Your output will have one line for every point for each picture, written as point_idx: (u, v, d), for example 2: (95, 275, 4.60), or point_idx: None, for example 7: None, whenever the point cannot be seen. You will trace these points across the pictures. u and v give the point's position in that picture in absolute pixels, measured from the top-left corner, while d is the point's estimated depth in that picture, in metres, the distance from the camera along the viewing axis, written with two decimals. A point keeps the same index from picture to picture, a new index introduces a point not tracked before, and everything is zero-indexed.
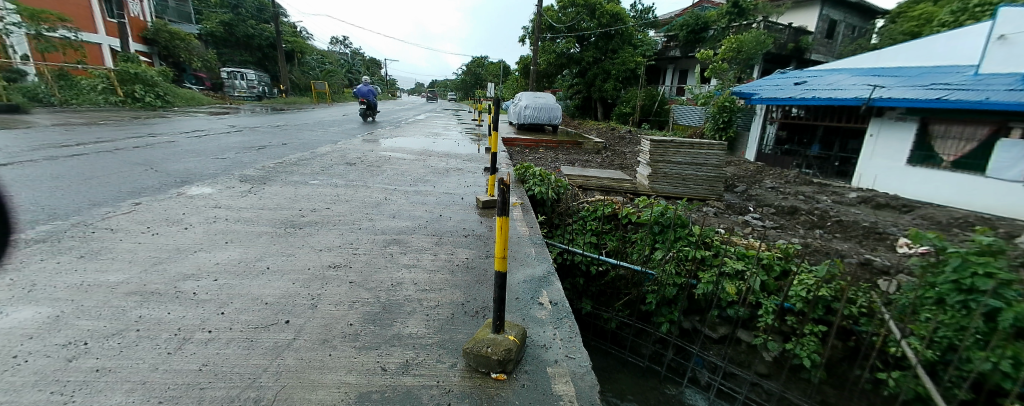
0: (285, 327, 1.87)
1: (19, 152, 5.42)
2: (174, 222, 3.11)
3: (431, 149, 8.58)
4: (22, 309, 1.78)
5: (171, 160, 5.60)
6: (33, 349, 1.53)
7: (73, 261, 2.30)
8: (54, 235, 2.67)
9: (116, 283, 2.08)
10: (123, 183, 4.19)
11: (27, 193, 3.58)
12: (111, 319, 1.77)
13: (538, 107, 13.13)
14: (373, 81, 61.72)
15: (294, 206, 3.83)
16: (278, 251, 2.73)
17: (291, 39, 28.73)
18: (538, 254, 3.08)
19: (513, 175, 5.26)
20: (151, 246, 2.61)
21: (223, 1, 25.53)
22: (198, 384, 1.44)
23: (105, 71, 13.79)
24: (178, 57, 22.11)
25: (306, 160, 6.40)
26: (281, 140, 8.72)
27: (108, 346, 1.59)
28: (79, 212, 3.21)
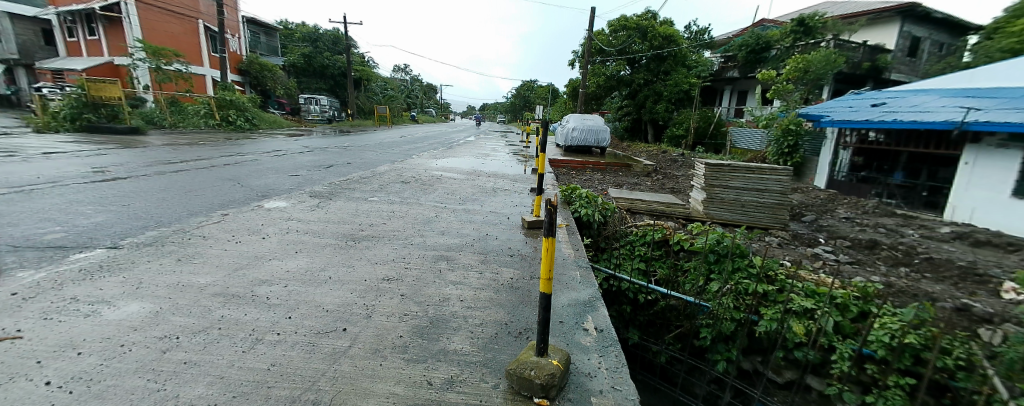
0: (342, 334, 1.99)
1: (138, 167, 6.36)
2: (254, 231, 3.46)
3: (480, 169, 8.85)
4: (130, 304, 2.05)
5: (255, 176, 6.25)
6: (139, 338, 1.77)
7: (172, 263, 2.63)
8: (159, 240, 3.08)
9: (204, 285, 2.35)
10: (215, 196, 4.75)
11: (141, 202, 4.18)
12: (200, 316, 2.00)
13: (586, 129, 13.09)
14: (428, 105, 65.01)
15: (354, 221, 4.11)
16: (339, 262, 2.94)
17: (359, 68, 31.34)
18: (584, 278, 3.02)
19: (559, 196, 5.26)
20: (235, 253, 2.92)
21: (304, 36, 28.57)
22: (266, 383, 1.58)
23: (207, 99, 15.91)
24: (265, 85, 24.94)
25: (367, 178, 6.86)
26: (346, 159, 9.45)
27: (196, 340, 1.80)
28: (178, 220, 3.67)
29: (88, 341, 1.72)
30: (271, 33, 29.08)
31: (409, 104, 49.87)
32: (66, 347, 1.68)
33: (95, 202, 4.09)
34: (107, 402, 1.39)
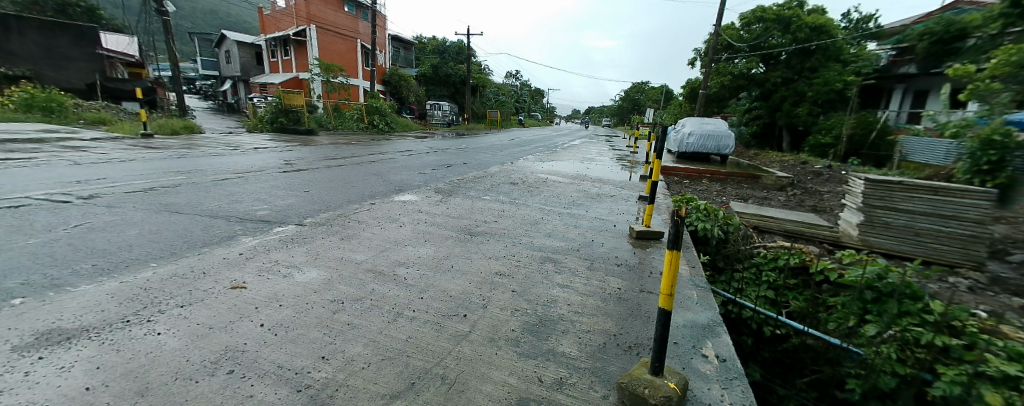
0: (463, 319, 2.19)
1: (312, 161, 7.91)
2: (393, 220, 4.02)
3: (586, 174, 8.76)
4: (310, 272, 2.58)
5: (392, 172, 7.24)
6: (316, 300, 2.22)
7: (335, 241, 3.22)
8: (326, 221, 3.80)
9: (359, 261, 2.83)
10: (363, 187, 5.64)
11: (314, 190, 5.20)
12: (357, 287, 2.41)
13: (705, 135, 11.92)
14: (535, 109, 66.73)
15: (470, 217, 4.46)
16: (458, 253, 3.23)
17: (477, 75, 33.72)
18: (702, 299, 2.78)
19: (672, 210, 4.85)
20: (380, 237, 3.44)
21: (434, 48, 31.96)
22: (405, 352, 1.83)
23: (360, 105, 18.92)
24: (401, 93, 28.53)
25: (481, 178, 7.38)
26: (462, 160, 10.28)
27: (353, 307, 2.17)
28: (340, 206, 4.47)
29: (286, 297, 2.23)
30: (408, 47, 33.14)
31: (518, 109, 51.79)
32: (271, 298, 2.19)
33: (286, 188, 5.22)
34: (298, 346, 1.79)
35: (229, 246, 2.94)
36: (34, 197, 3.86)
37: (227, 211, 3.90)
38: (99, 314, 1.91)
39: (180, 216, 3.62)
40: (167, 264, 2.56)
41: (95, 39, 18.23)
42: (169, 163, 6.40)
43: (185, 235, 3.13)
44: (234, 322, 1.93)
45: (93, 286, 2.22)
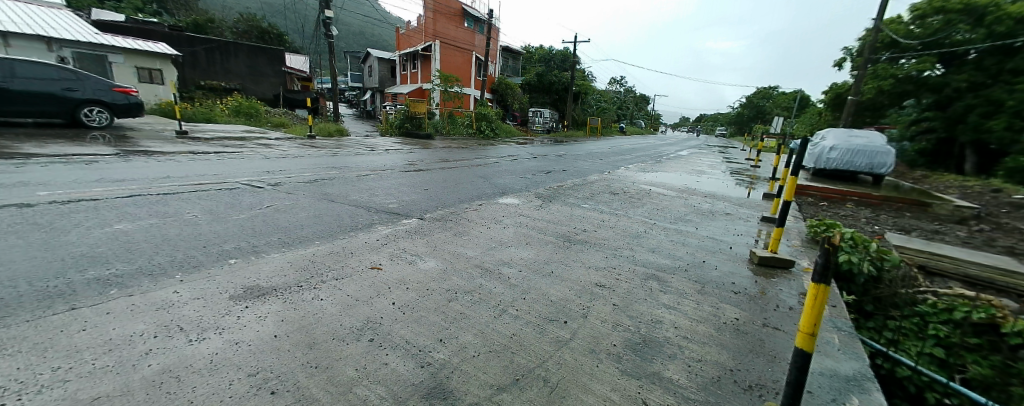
0: (564, 326, 2.22)
1: (430, 163, 8.77)
2: (498, 221, 4.24)
3: (696, 188, 8.09)
4: (428, 262, 2.89)
5: (495, 176, 7.64)
6: (435, 287, 2.49)
7: (448, 236, 3.54)
8: (440, 218, 4.18)
9: (468, 257, 3.06)
10: (471, 188, 6.05)
11: (430, 188, 5.75)
12: (467, 281, 2.62)
13: (853, 150, 9.98)
14: (638, 117, 63.70)
15: (570, 224, 4.46)
16: (559, 259, 3.27)
17: (580, 83, 33.56)
18: (847, 347, 2.34)
19: (802, 243, 4.25)
20: (486, 236, 3.66)
21: (541, 57, 32.75)
22: (508, 349, 1.92)
23: (470, 112, 20.32)
24: (506, 101, 29.85)
25: (580, 186, 7.34)
26: (562, 167, 10.32)
27: (466, 298, 2.37)
28: (454, 204, 4.88)
29: (411, 281, 2.55)
30: (516, 57, 34.62)
31: (620, 116, 49.92)
32: (399, 281, 2.53)
33: (411, 185, 5.89)
34: (420, 325, 2.03)
35: (367, 234, 3.45)
36: (240, 182, 5.02)
37: (365, 202, 4.56)
38: (280, 278, 2.44)
39: (331, 204, 4.36)
40: (323, 244, 3.12)
41: (282, 59, 22.52)
42: (322, 160, 7.72)
43: (336, 221, 3.75)
44: (372, 298, 2.28)
45: (276, 255, 2.81)
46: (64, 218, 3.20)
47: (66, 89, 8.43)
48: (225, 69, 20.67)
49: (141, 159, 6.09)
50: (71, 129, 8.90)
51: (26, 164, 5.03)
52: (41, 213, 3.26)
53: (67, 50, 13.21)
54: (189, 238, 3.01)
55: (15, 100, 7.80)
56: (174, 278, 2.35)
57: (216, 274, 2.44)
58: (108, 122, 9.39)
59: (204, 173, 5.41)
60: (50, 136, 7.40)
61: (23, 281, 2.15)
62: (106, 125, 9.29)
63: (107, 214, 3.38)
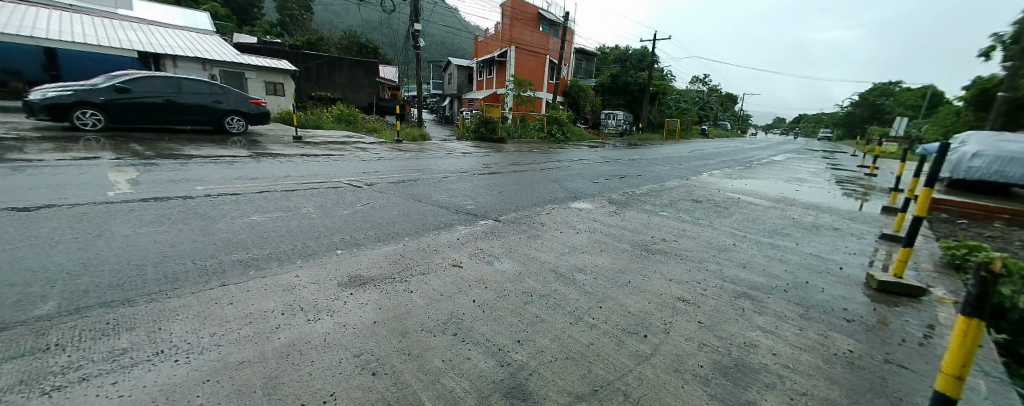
0: (644, 340, 2.14)
1: (503, 166, 9.00)
2: (572, 226, 4.22)
3: (793, 198, 7.25)
4: (504, 264, 2.98)
5: (567, 179, 7.60)
6: (513, 288, 2.57)
7: (523, 239, 3.61)
8: (515, 220, 4.28)
9: (543, 261, 3.10)
10: (544, 192, 6.08)
11: (503, 191, 5.90)
12: (542, 285, 2.65)
13: (1005, 157, 8.21)
14: (723, 118, 58.74)
15: (648, 232, 4.27)
16: (637, 269, 3.15)
17: (658, 82, 31.90)
18: (1002, 398, 1.92)
19: (936, 269, 3.57)
20: (562, 240, 3.67)
21: (616, 58, 31.80)
22: (586, 358, 1.90)
23: (542, 116, 20.42)
24: (579, 104, 29.50)
25: (658, 192, 6.99)
26: (637, 171, 9.93)
27: (542, 302, 2.40)
28: (528, 207, 4.96)
29: (489, 281, 2.65)
30: (590, 59, 34.07)
31: (701, 117, 46.51)
32: (478, 280, 2.65)
33: (487, 187, 6.10)
34: (499, 325, 2.11)
35: (449, 232, 3.67)
36: (341, 181, 5.62)
37: (445, 203, 4.83)
38: (375, 270, 2.71)
39: (417, 204, 4.69)
40: (411, 240, 3.38)
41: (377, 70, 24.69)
42: (406, 162, 8.32)
43: (421, 220, 4.03)
44: (454, 293, 2.43)
45: (371, 249, 3.11)
46: (215, 209, 3.87)
47: (215, 101, 10.21)
48: (331, 81, 23.25)
49: (264, 160, 7.12)
50: (217, 134, 10.73)
51: (186, 163, 6.17)
52: (199, 204, 3.99)
53: (217, 69, 15.97)
54: (304, 229, 3.46)
55: (182, 110, 9.65)
56: (294, 263, 2.73)
57: (325, 262, 2.78)
58: (244, 128, 11.19)
59: (313, 173, 6.15)
60: (201, 141, 9.00)
61: (191, 259, 2.67)
62: (242, 131, 11.03)
63: (244, 207, 4.03)
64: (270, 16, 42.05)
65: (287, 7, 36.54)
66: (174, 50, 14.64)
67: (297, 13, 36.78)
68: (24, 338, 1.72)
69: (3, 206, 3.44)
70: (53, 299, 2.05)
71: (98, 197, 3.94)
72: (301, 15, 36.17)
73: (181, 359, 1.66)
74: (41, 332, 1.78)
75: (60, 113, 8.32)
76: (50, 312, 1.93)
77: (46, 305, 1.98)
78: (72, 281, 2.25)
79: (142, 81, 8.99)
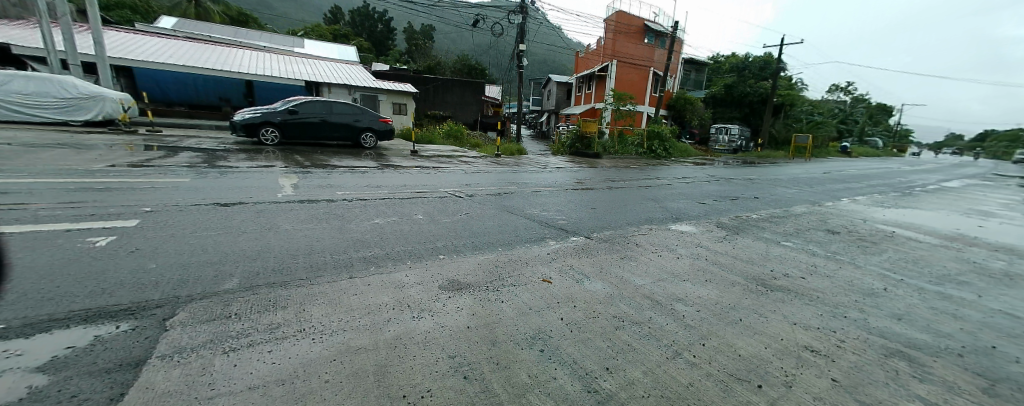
0: (757, 390, 1.87)
1: (599, 182, 8.83)
2: (672, 250, 3.93)
3: (976, 236, 5.71)
4: (597, 284, 2.91)
5: (669, 199, 7.12)
6: (603, 310, 2.49)
7: (617, 259, 3.49)
8: (610, 239, 4.16)
9: (639, 285, 2.95)
10: (643, 212, 5.78)
11: (600, 208, 5.78)
12: (637, 311, 2.51)
13: None
14: (873, 133, 48.83)
15: (765, 264, 3.77)
16: (750, 306, 2.79)
17: (784, 92, 28.07)
18: None
19: None
20: (659, 265, 3.44)
21: (732, 67, 28.97)
22: (685, 399, 1.74)
23: (642, 130, 19.53)
24: (684, 116, 27.62)
25: (780, 218, 6.13)
26: (753, 193, 8.85)
27: (634, 330, 2.28)
28: (622, 226, 4.77)
29: (579, 300, 2.61)
30: (700, 69, 31.88)
31: (842, 131, 39.45)
32: (568, 298, 2.63)
33: (580, 204, 6.05)
34: (589, 348, 2.06)
35: (540, 247, 3.71)
36: (445, 192, 6.09)
37: (539, 217, 4.92)
38: (472, 277, 2.87)
39: (511, 216, 4.85)
40: (504, 251, 3.51)
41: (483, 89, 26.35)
42: (504, 176, 8.70)
43: (516, 232, 4.16)
44: (542, 308, 2.45)
45: (469, 256, 3.31)
46: (345, 211, 4.52)
47: (355, 120, 12.00)
48: (443, 100, 25.62)
49: (384, 171, 8.10)
50: (355, 148, 12.54)
51: (326, 171, 7.33)
52: (334, 206, 4.70)
53: (357, 93, 18.88)
54: (414, 234, 3.84)
55: (331, 128, 11.59)
56: (405, 264, 3.05)
57: (429, 266, 3.04)
58: (374, 143, 12.88)
59: (421, 183, 6.79)
60: (341, 153, 10.67)
61: (328, 253, 3.17)
62: (373, 146, 12.69)
63: (367, 210, 4.62)
64: (399, 46, 48.33)
65: (413, 37, 41.72)
66: (330, 79, 17.84)
67: (420, 41, 41.61)
68: (214, 306, 2.22)
69: (213, 201, 4.52)
70: (234, 277, 2.61)
71: (267, 197, 4.92)
72: (423, 43, 40.84)
73: (313, 338, 1.97)
74: (226, 301, 2.28)
75: (252, 130, 10.54)
76: (232, 287, 2.46)
77: (231, 281, 2.53)
78: (249, 263, 2.84)
79: (306, 105, 11.12)
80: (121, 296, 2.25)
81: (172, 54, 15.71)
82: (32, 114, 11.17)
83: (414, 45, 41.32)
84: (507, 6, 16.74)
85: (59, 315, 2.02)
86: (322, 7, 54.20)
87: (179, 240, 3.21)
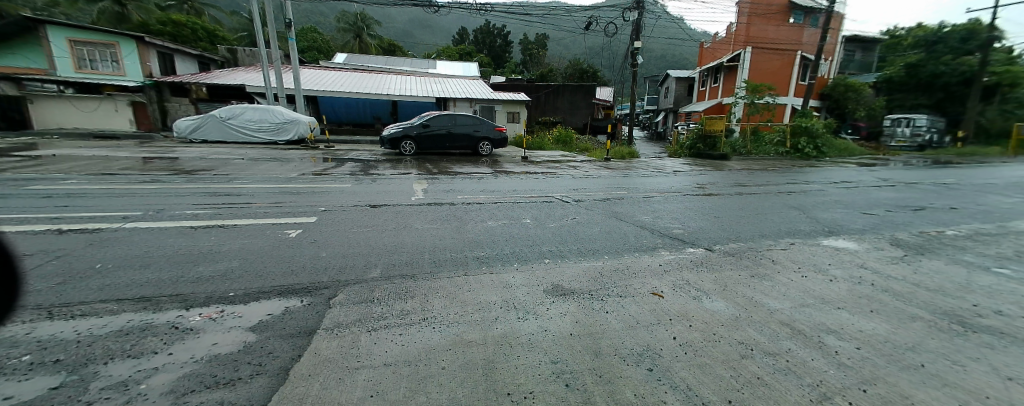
0: None
1: (726, 187, 7.91)
2: (820, 270, 3.31)
3: None
4: (720, 303, 2.64)
5: (820, 208, 5.98)
6: (725, 334, 2.24)
7: (748, 278, 3.09)
8: (738, 253, 3.71)
9: (774, 309, 2.57)
10: (784, 223, 4.99)
11: (727, 217, 5.18)
12: (769, 340, 2.20)
13: None
14: None
15: (964, 297, 2.89)
16: (938, 349, 2.16)
17: (1006, 67, 20.87)
18: None
19: None
20: (802, 288, 2.93)
21: (917, 40, 22.90)
22: None
23: (784, 126, 16.83)
24: (844, 108, 23.39)
25: (993, 236, 4.63)
26: (950, 202, 6.85)
27: (764, 360, 2.00)
28: (753, 239, 4.21)
29: (696, 320, 2.41)
30: (868, 47, 26.31)
31: None
32: (682, 316, 2.45)
33: (700, 211, 5.53)
34: (705, 374, 1.89)
35: (651, 257, 3.52)
36: (552, 197, 6.20)
37: (652, 225, 4.64)
38: (577, 283, 2.88)
39: (620, 223, 4.69)
40: (611, 259, 3.42)
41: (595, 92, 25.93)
42: (616, 181, 8.42)
43: (626, 240, 4.01)
44: (652, 324, 2.33)
45: (576, 262, 3.32)
46: (464, 214, 4.95)
47: (474, 131, 13.01)
48: (554, 106, 26.00)
49: (498, 176, 8.60)
50: (474, 156, 13.56)
51: (449, 177, 8.10)
52: (455, 209, 5.19)
53: (478, 105, 20.55)
54: (525, 237, 4.00)
55: (455, 139, 12.81)
56: (513, 266, 3.20)
57: (536, 269, 3.15)
58: (490, 151, 13.72)
59: (532, 188, 7.02)
60: (463, 161, 11.68)
61: (449, 252, 3.52)
62: (489, 154, 13.53)
63: (482, 214, 4.99)
64: (515, 57, 50.82)
65: (528, 47, 43.51)
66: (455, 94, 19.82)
67: (535, 51, 43.04)
68: (362, 292, 2.66)
69: (364, 203, 5.41)
70: (376, 267, 3.10)
71: (402, 200, 5.68)
72: (537, 52, 42.18)
73: (433, 328, 2.22)
74: (371, 289, 2.71)
75: (395, 143, 12.31)
76: (376, 276, 2.92)
77: (375, 272, 3.01)
78: (389, 257, 3.35)
79: (436, 119, 12.51)
80: (303, 277, 2.87)
81: (338, 83, 19.26)
82: (257, 136, 14.82)
83: (529, 55, 43.06)
84: (622, 3, 16.20)
85: (264, 289, 2.67)
86: (450, 30, 60.19)
87: (340, 234, 3.95)
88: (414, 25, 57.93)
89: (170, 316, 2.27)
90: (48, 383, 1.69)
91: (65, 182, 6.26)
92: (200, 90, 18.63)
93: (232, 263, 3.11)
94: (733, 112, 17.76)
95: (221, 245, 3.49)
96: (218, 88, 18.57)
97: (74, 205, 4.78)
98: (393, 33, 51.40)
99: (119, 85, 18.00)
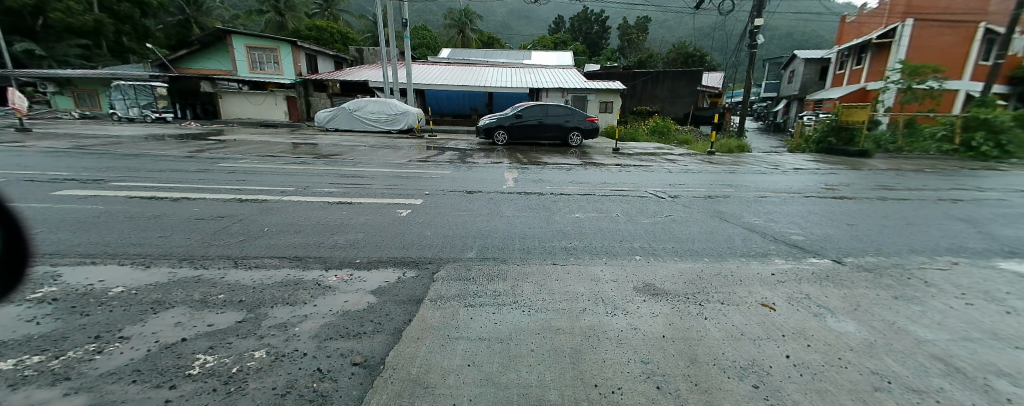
0: None
1: (862, 190, 6.72)
2: (994, 299, 2.66)
3: None
4: (848, 324, 2.32)
5: (1002, 223, 4.73)
6: (854, 361, 1.97)
7: (888, 298, 2.64)
8: (877, 269, 3.17)
9: (923, 340, 2.16)
10: (943, 237, 4.08)
11: (862, 226, 4.42)
12: (914, 374, 1.86)
13: None
14: None
15: None
16: None
17: None
18: None
19: None
20: (964, 318, 2.40)
21: None
22: None
23: (953, 118, 13.54)
24: None
25: None
26: None
27: (904, 396, 1.71)
28: (899, 253, 3.55)
29: (815, 339, 2.15)
30: None
31: None
32: (799, 334, 2.21)
33: (824, 216, 4.82)
34: (822, 400, 1.69)
35: (762, 264, 3.19)
36: (647, 191, 5.95)
37: (764, 229, 4.18)
38: (673, 284, 2.77)
39: (724, 223, 4.33)
40: (712, 262, 3.20)
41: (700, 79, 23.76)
42: (721, 177, 7.72)
43: (731, 243, 3.70)
44: (761, 338, 2.15)
45: (671, 261, 3.19)
46: (555, 204, 5.03)
47: (566, 121, 12.94)
48: (653, 95, 24.45)
49: (589, 168, 8.49)
50: (564, 146, 13.48)
51: (540, 168, 8.26)
52: (546, 199, 5.30)
53: (570, 95, 20.43)
54: (616, 231, 3.95)
55: (546, 129, 12.92)
56: (602, 259, 3.20)
57: (626, 265, 3.10)
58: (580, 142, 13.54)
59: (625, 182, 6.81)
60: (554, 151, 11.77)
61: (538, 240, 3.63)
62: (579, 144, 13.32)
63: (573, 205, 5.01)
64: (613, 43, 48.86)
65: (628, 32, 41.60)
66: (548, 84, 19.94)
67: (635, 36, 40.89)
68: (463, 270, 2.92)
69: (463, 189, 5.82)
70: (473, 248, 3.35)
71: (495, 188, 5.95)
72: (638, 37, 40.01)
73: (524, 311, 2.35)
74: (470, 268, 2.95)
75: (489, 133, 12.86)
76: (473, 257, 3.17)
77: (471, 252, 3.26)
78: (485, 240, 3.58)
79: (528, 109, 12.74)
80: (412, 252, 3.25)
81: (442, 77, 20.71)
82: (375, 126, 16.70)
83: (628, 40, 41.14)
84: None
85: (383, 259, 3.10)
86: (547, 18, 60.08)
87: (444, 216, 4.33)
88: (513, 16, 59.23)
89: (314, 274, 2.77)
90: (235, 316, 2.21)
91: (242, 161, 7.86)
92: (334, 85, 21.82)
93: (358, 235, 3.63)
94: (881, 99, 14.85)
95: (349, 218, 4.10)
96: (347, 84, 21.31)
97: (248, 179, 6.01)
98: (493, 26, 53.32)
99: (276, 82, 21.44)
